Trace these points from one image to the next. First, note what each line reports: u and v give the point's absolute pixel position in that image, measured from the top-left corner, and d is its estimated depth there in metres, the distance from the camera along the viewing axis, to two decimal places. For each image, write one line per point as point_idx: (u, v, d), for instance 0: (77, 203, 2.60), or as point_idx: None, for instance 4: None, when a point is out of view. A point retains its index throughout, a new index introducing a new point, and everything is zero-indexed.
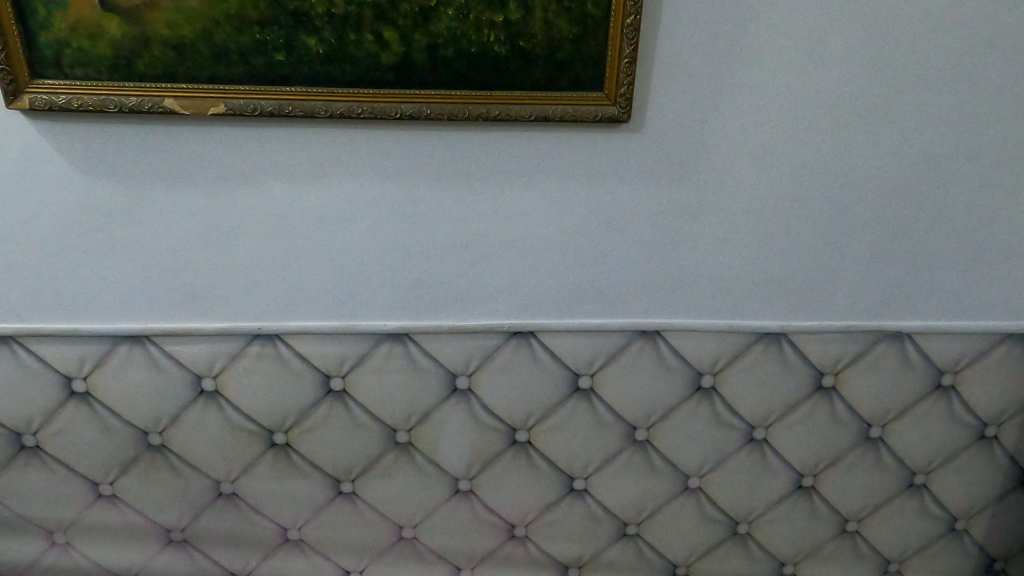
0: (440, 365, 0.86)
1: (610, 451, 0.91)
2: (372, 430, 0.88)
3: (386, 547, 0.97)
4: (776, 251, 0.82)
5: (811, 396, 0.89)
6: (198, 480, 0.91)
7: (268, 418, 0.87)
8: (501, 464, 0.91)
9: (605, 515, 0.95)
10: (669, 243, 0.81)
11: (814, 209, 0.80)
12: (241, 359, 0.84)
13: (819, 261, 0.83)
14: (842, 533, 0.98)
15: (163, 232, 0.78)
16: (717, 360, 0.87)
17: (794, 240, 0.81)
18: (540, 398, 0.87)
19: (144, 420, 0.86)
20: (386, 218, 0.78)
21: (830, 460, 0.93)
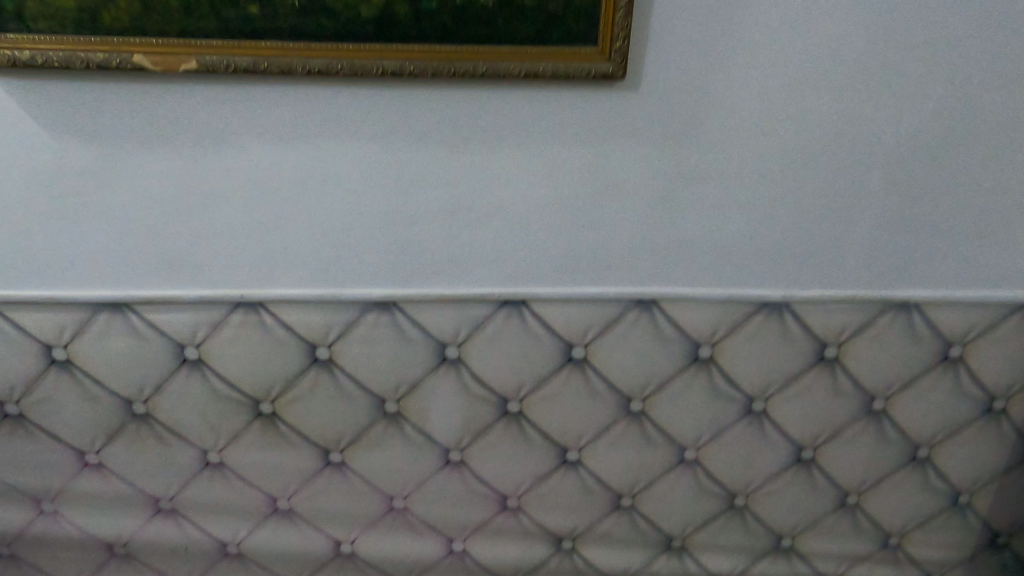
0: (429, 334, 0.83)
1: (604, 422, 0.89)
2: (359, 400, 0.86)
3: (377, 517, 0.95)
4: (779, 217, 0.78)
5: (813, 368, 0.86)
6: (184, 449, 0.89)
7: (253, 388, 0.85)
8: (492, 435, 0.89)
9: (599, 487, 0.93)
10: (667, 208, 0.77)
11: (821, 172, 0.76)
12: (224, 328, 0.82)
13: (824, 227, 0.79)
14: (842, 507, 0.96)
15: (139, 196, 0.75)
16: (715, 330, 0.84)
17: (799, 205, 0.77)
18: (531, 368, 0.85)
19: (128, 389, 0.85)
20: (369, 181, 0.75)
21: (830, 433, 0.90)
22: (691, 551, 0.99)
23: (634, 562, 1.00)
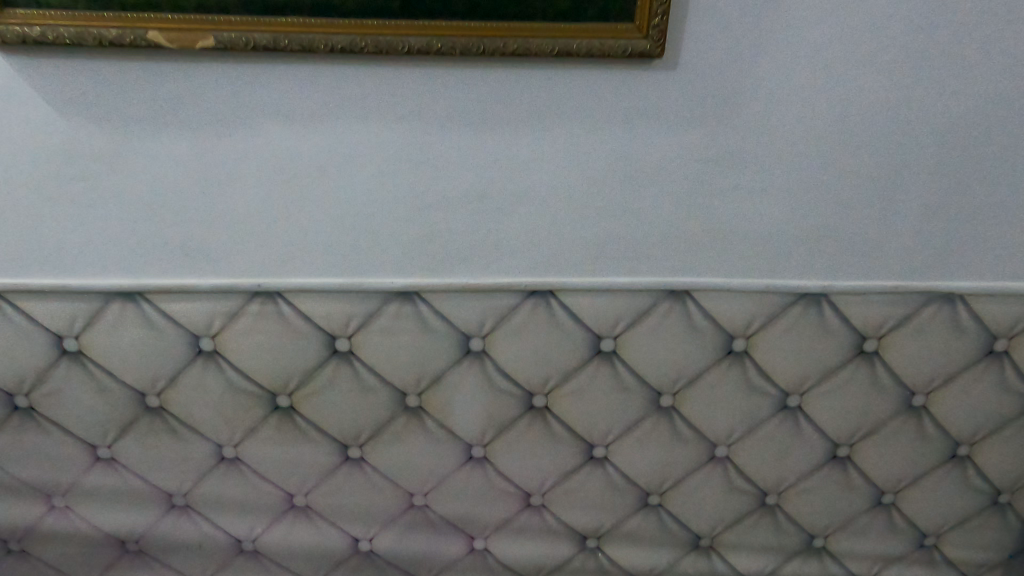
0: (453, 326, 0.80)
1: (632, 417, 0.86)
2: (380, 393, 0.84)
3: (397, 514, 0.93)
4: (820, 203, 0.75)
5: (851, 362, 0.82)
6: (199, 444, 0.87)
7: (270, 380, 0.82)
8: (516, 431, 0.86)
9: (627, 484, 0.90)
10: (703, 193, 0.74)
11: (865, 156, 0.72)
12: (241, 318, 0.79)
13: (867, 215, 0.75)
14: (877, 506, 0.92)
15: (153, 181, 0.72)
16: (751, 322, 0.80)
17: (841, 191, 0.74)
18: (558, 361, 0.82)
19: (141, 381, 0.82)
20: (393, 165, 0.72)
21: (867, 429, 0.87)
22: (720, 550, 0.96)
23: (661, 561, 0.97)
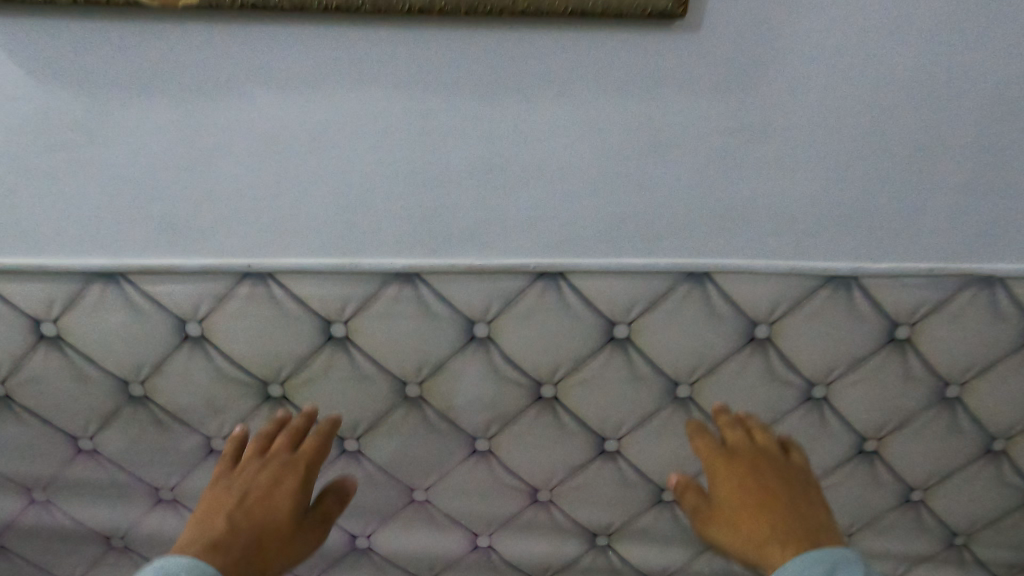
0: (456, 310, 0.75)
1: (647, 409, 0.80)
2: (378, 382, 0.79)
3: (396, 510, 0.88)
4: (858, 181, 0.68)
5: (881, 349, 0.77)
6: (186, 435, 0.82)
7: (262, 368, 0.77)
8: (523, 423, 0.81)
9: (640, 480, 0.85)
10: (731, 170, 0.67)
11: (913, 130, 0.65)
12: (229, 301, 0.74)
13: (909, 193, 0.69)
14: (904, 503, 0.88)
15: (131, 153, 0.66)
16: (775, 307, 0.75)
17: (882, 168, 0.67)
18: (568, 348, 0.77)
19: (123, 369, 0.77)
20: (392, 136, 0.66)
21: (897, 422, 0.82)
22: None
23: (675, 561, 0.92)
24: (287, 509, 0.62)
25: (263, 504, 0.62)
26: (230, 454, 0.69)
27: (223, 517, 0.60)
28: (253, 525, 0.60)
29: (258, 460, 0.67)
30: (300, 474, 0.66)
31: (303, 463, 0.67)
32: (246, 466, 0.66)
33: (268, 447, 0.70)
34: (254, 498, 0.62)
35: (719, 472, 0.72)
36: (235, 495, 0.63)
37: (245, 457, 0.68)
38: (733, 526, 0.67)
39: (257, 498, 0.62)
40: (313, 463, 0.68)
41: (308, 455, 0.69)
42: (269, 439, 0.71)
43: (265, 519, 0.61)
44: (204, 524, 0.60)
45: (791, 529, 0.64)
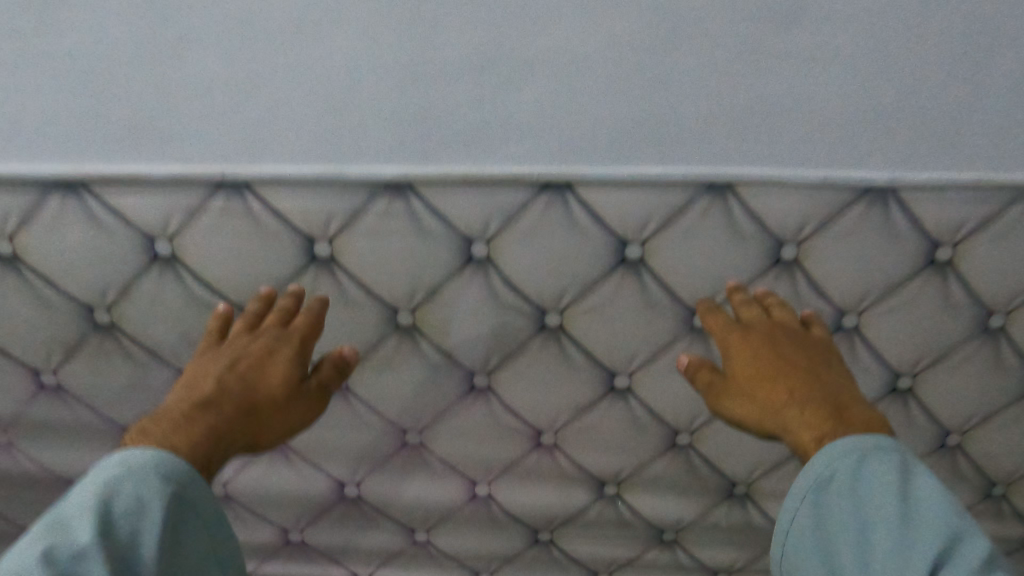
0: (451, 227, 0.68)
1: (661, 341, 0.74)
2: (367, 309, 0.72)
3: (388, 455, 0.81)
4: (921, 80, 0.58)
5: (920, 273, 0.70)
6: (158, 369, 0.75)
7: (240, 292, 0.71)
8: (526, 356, 0.74)
9: (652, 421, 0.79)
10: (774, 65, 0.58)
11: (989, 17, 0.55)
12: (201, 216, 0.67)
13: (980, 95, 0.59)
14: (939, 448, 0.81)
15: (75, 41, 0.57)
16: (804, 226, 0.68)
17: (951, 63, 0.57)
18: (575, 271, 0.70)
19: (87, 293, 0.70)
20: (379, 21, 0.56)
21: (934, 356, 0.75)
22: (755, 499, 0.85)
23: (689, 512, 0.86)
24: (276, 379, 0.65)
25: (251, 375, 0.64)
26: (216, 329, 0.68)
27: (214, 380, 0.64)
28: (242, 395, 0.64)
29: (247, 336, 0.67)
30: (289, 349, 0.66)
31: (291, 337, 0.67)
32: (237, 339, 0.67)
33: (254, 323, 0.68)
34: (243, 368, 0.64)
35: (732, 347, 0.68)
36: (224, 363, 0.65)
37: (234, 331, 0.68)
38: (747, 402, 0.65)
39: (249, 366, 0.65)
40: (304, 337, 0.68)
41: (297, 331, 0.68)
42: (257, 316, 0.68)
43: (254, 389, 0.64)
44: (193, 388, 0.64)
45: (818, 403, 0.63)
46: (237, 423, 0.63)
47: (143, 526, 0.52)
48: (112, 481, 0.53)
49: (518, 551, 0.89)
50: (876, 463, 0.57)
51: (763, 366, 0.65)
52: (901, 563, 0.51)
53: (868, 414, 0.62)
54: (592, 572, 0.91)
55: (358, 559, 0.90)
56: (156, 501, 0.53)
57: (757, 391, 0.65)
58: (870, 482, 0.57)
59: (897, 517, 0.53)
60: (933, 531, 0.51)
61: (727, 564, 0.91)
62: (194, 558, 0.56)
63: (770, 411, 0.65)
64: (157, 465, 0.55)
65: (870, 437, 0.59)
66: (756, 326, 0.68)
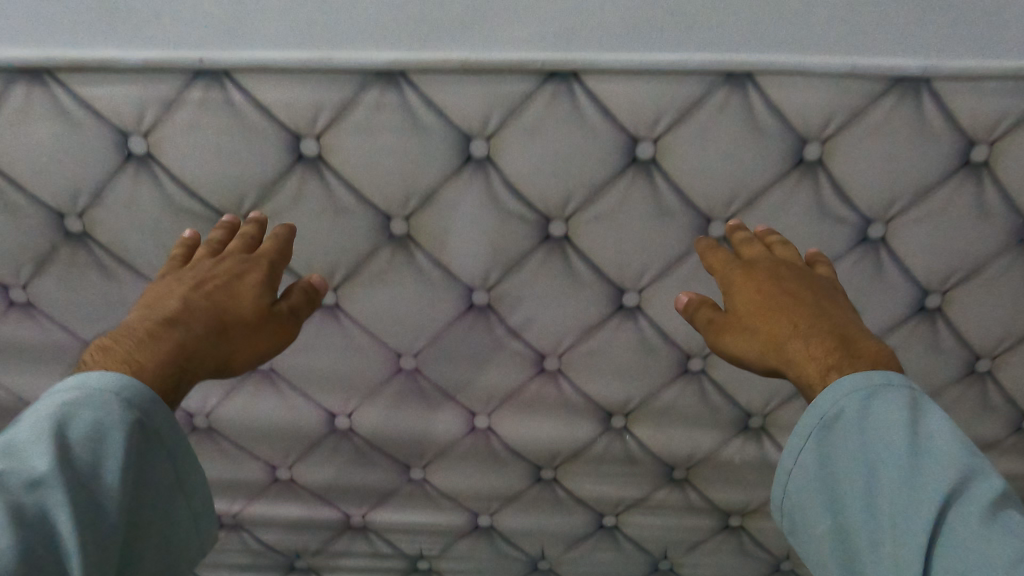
0: (449, 122, 0.62)
1: (673, 253, 0.69)
2: (358, 217, 0.67)
3: (382, 382, 0.77)
4: None
5: (954, 176, 0.65)
6: (136, 285, 0.71)
7: (221, 197, 0.66)
8: (529, 270, 0.70)
9: (663, 344, 0.74)
10: None
11: None
12: (177, 110, 0.62)
13: None
14: (967, 375, 0.77)
15: None
16: (830, 121, 0.63)
17: None
18: (582, 174, 0.65)
19: (56, 197, 0.65)
20: None
21: (965, 271, 0.70)
22: (770, 432, 0.81)
23: (701, 447, 0.81)
24: (248, 298, 0.58)
25: (218, 297, 0.57)
26: (179, 257, 0.62)
27: (178, 301, 0.57)
28: (208, 315, 0.56)
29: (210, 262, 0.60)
30: (259, 272, 0.59)
31: (260, 262, 0.60)
32: (201, 264, 0.60)
33: (220, 249, 0.62)
34: (209, 288, 0.57)
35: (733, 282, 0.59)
36: (189, 284, 0.58)
37: (198, 257, 0.61)
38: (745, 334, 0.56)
39: (216, 287, 0.58)
40: (275, 263, 0.61)
41: (267, 257, 0.61)
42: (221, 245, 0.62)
43: (222, 308, 0.57)
44: (154, 310, 0.57)
45: (825, 334, 0.53)
46: (202, 342, 0.55)
47: (106, 456, 0.46)
48: (68, 405, 0.47)
49: (519, 491, 0.84)
50: (885, 398, 0.48)
51: (765, 298, 0.57)
52: (908, 508, 0.43)
53: (878, 346, 0.53)
54: (598, 515, 0.86)
55: (350, 501, 0.85)
56: (117, 431, 0.47)
57: (758, 324, 0.56)
58: (879, 419, 0.48)
59: (907, 455, 0.45)
60: (944, 472, 0.43)
61: (741, 506, 0.86)
62: (161, 491, 0.51)
63: (770, 346, 0.55)
64: (120, 389, 0.49)
65: (880, 372, 0.50)
66: (759, 262, 0.60)
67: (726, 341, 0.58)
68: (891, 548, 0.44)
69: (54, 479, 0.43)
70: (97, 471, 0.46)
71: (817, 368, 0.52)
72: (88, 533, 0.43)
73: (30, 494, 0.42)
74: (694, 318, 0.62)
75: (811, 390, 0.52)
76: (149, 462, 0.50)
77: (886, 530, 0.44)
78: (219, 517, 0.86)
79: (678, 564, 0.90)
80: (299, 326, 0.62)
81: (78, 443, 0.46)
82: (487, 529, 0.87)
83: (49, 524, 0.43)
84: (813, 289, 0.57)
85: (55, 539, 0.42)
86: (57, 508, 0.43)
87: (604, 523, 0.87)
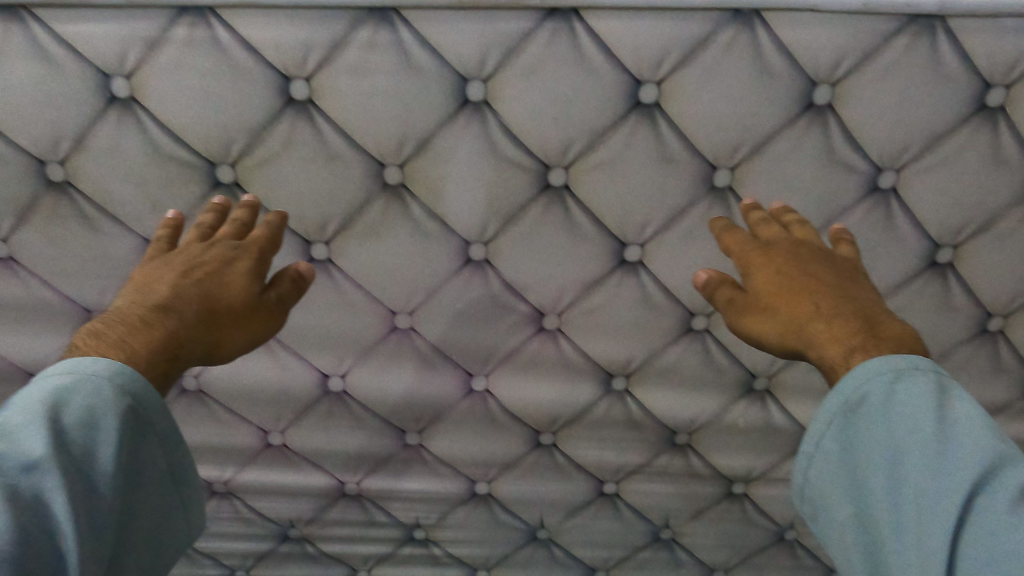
0: (444, 63, 0.60)
1: (678, 203, 0.66)
2: (349, 165, 0.64)
3: (376, 342, 0.75)
4: None
5: (970, 121, 0.62)
6: (120, 237, 0.68)
7: (207, 144, 0.63)
8: (527, 223, 0.67)
9: (666, 300, 0.72)
10: None
11: None
12: (162, 50, 0.59)
13: None
14: (979, 334, 0.75)
15: None
16: (840, 62, 0.60)
17: None
18: (583, 119, 0.62)
19: (36, 143, 0.63)
20: None
21: (979, 224, 0.68)
22: (776, 394, 0.79)
23: (704, 410, 0.79)
24: (234, 286, 0.54)
25: (207, 284, 0.54)
26: (165, 239, 0.59)
27: (168, 286, 0.53)
28: (196, 301, 0.53)
29: (200, 245, 0.57)
30: (249, 259, 0.57)
31: (251, 249, 0.58)
32: (190, 247, 0.57)
33: (210, 233, 0.59)
34: (198, 274, 0.54)
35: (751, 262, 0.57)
36: (178, 269, 0.55)
37: (186, 240, 0.58)
38: (767, 316, 0.54)
39: (205, 274, 0.55)
40: (264, 251, 0.59)
41: (257, 243, 0.58)
42: (210, 229, 0.60)
43: (212, 296, 0.53)
44: (143, 294, 0.53)
45: (848, 316, 0.52)
46: (192, 332, 0.51)
47: (101, 443, 0.43)
48: (61, 390, 0.44)
49: (517, 457, 0.82)
50: (910, 381, 0.46)
51: (786, 278, 0.54)
52: (932, 489, 0.41)
53: (901, 327, 0.51)
54: (599, 482, 0.84)
55: (343, 467, 0.83)
56: (112, 416, 0.44)
57: (780, 306, 0.54)
58: (904, 402, 0.45)
59: (933, 437, 0.42)
60: (972, 455, 0.41)
61: (745, 472, 0.84)
62: (152, 485, 0.48)
63: (793, 328, 0.53)
64: (113, 375, 0.46)
65: (906, 356, 0.48)
66: (778, 243, 0.58)
67: (744, 324, 0.56)
68: (914, 531, 0.41)
69: (50, 463, 0.41)
70: (92, 457, 0.43)
71: (840, 349, 0.50)
72: (82, 520, 0.41)
73: (25, 479, 0.40)
74: (712, 299, 0.59)
75: (833, 373, 0.51)
76: (140, 453, 0.47)
77: (907, 515, 0.42)
78: (210, 484, 0.84)
79: (680, 534, 0.88)
80: (287, 314, 0.59)
81: (72, 428, 0.43)
82: (485, 497, 0.85)
83: (43, 510, 0.40)
84: (835, 270, 0.55)
85: (50, 524, 0.40)
86: (52, 493, 0.40)
87: (604, 490, 0.85)
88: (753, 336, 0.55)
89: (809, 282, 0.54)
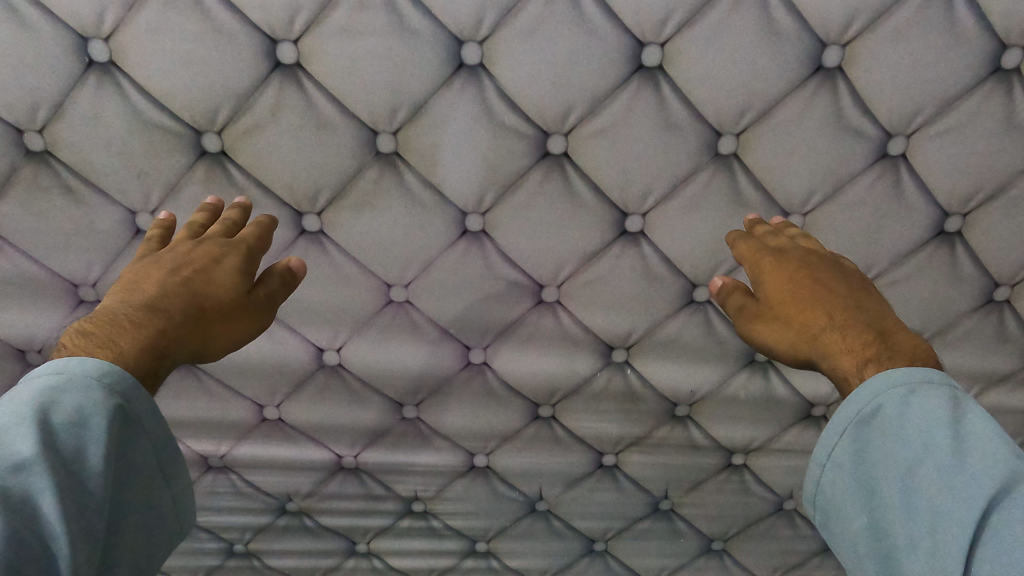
0: (438, 23, 0.57)
1: (681, 171, 0.64)
2: (341, 133, 0.62)
3: (372, 315, 0.73)
4: None
5: (984, 83, 0.60)
6: (105, 208, 0.66)
7: (192, 110, 0.61)
8: (526, 192, 0.65)
9: (667, 271, 0.70)
10: None
11: None
12: (142, 11, 0.57)
13: None
14: (985, 304, 0.73)
15: None
16: (852, 21, 0.58)
17: None
18: (583, 82, 0.60)
19: (13, 110, 0.60)
20: None
21: (989, 192, 0.66)
22: (778, 365, 0.78)
23: (705, 381, 0.78)
24: (224, 286, 0.53)
25: (195, 282, 0.52)
26: (156, 238, 0.58)
27: (157, 285, 0.52)
28: (184, 301, 0.51)
29: (189, 242, 0.56)
30: (238, 255, 0.55)
31: (239, 246, 0.56)
32: (179, 245, 0.55)
33: (201, 232, 0.57)
34: (187, 271, 0.53)
35: (764, 270, 0.56)
36: (167, 267, 0.53)
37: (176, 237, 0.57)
38: (780, 325, 0.54)
39: (193, 272, 0.53)
40: (255, 248, 0.57)
41: (246, 241, 0.57)
42: (201, 227, 0.58)
43: (201, 295, 0.52)
44: (132, 293, 0.51)
45: (862, 327, 0.51)
46: (183, 332, 0.50)
47: (90, 442, 0.42)
48: (50, 389, 0.43)
49: (517, 429, 0.81)
50: (925, 395, 0.46)
51: (800, 287, 0.54)
52: (950, 502, 0.41)
53: (914, 339, 0.51)
54: (598, 454, 0.83)
55: (340, 441, 0.82)
56: (100, 417, 0.43)
57: (793, 314, 0.53)
58: (919, 416, 0.45)
59: (950, 451, 0.42)
60: (987, 467, 0.41)
61: (745, 443, 0.83)
62: (143, 483, 0.47)
63: (805, 337, 0.52)
64: (102, 375, 0.45)
65: (917, 369, 0.48)
66: (791, 249, 0.57)
67: (757, 331, 0.56)
68: (929, 543, 0.41)
69: (40, 462, 0.40)
70: (82, 457, 0.42)
71: (853, 360, 0.50)
72: (73, 521, 0.40)
73: (14, 480, 0.39)
74: (725, 304, 0.59)
75: (846, 383, 0.50)
76: (130, 453, 0.46)
77: (924, 527, 0.42)
78: (205, 459, 0.83)
79: (679, 504, 0.88)
80: (276, 312, 0.57)
81: (62, 428, 0.42)
82: (483, 469, 0.85)
83: (33, 510, 0.39)
84: (847, 280, 0.55)
85: (39, 525, 0.39)
86: (42, 492, 0.39)
87: (603, 462, 0.84)
88: (765, 345, 0.55)
89: (823, 291, 0.53)
